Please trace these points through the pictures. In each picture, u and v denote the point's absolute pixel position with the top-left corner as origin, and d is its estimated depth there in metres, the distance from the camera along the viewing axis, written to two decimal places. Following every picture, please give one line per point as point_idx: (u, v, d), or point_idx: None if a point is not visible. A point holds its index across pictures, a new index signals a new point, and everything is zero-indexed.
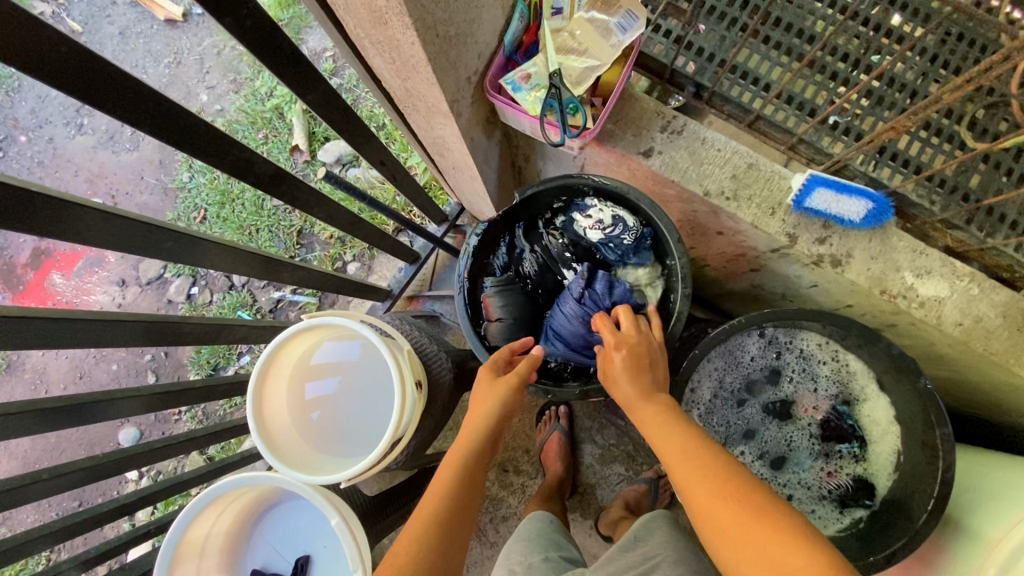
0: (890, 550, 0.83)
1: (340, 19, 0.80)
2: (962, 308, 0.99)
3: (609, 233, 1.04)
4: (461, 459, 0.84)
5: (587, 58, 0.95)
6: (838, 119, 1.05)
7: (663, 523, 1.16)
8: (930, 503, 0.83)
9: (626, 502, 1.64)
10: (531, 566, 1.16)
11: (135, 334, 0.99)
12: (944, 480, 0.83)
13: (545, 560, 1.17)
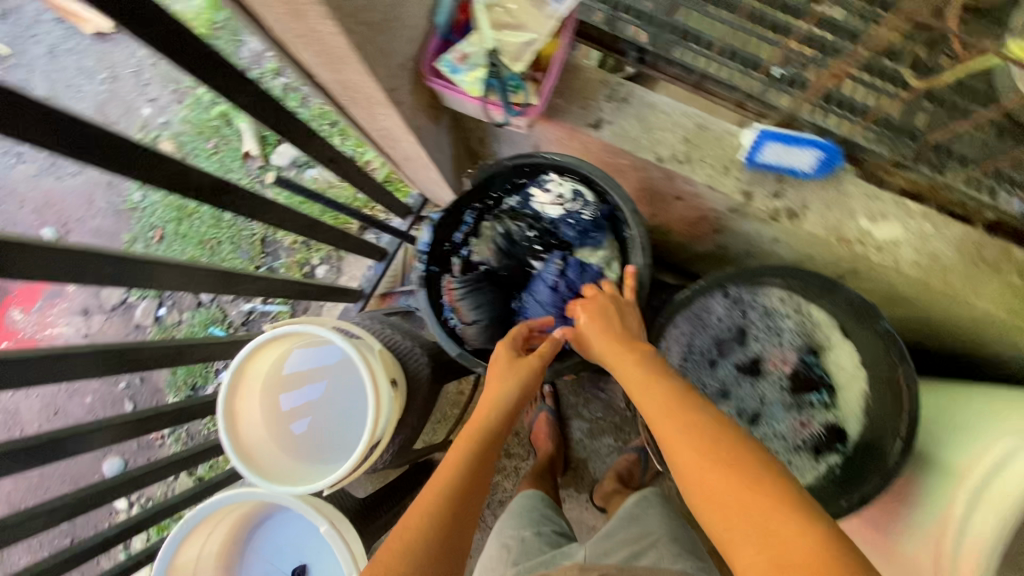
0: (864, 492, 0.86)
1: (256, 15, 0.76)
2: (918, 247, 1.00)
3: (568, 209, 1.03)
4: (477, 436, 0.81)
5: (524, 32, 0.92)
6: (783, 71, 1.01)
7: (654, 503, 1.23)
8: (898, 442, 0.86)
9: (618, 472, 1.67)
10: (524, 541, 1.19)
11: (90, 366, 0.94)
12: (910, 418, 0.85)
13: (538, 534, 1.21)
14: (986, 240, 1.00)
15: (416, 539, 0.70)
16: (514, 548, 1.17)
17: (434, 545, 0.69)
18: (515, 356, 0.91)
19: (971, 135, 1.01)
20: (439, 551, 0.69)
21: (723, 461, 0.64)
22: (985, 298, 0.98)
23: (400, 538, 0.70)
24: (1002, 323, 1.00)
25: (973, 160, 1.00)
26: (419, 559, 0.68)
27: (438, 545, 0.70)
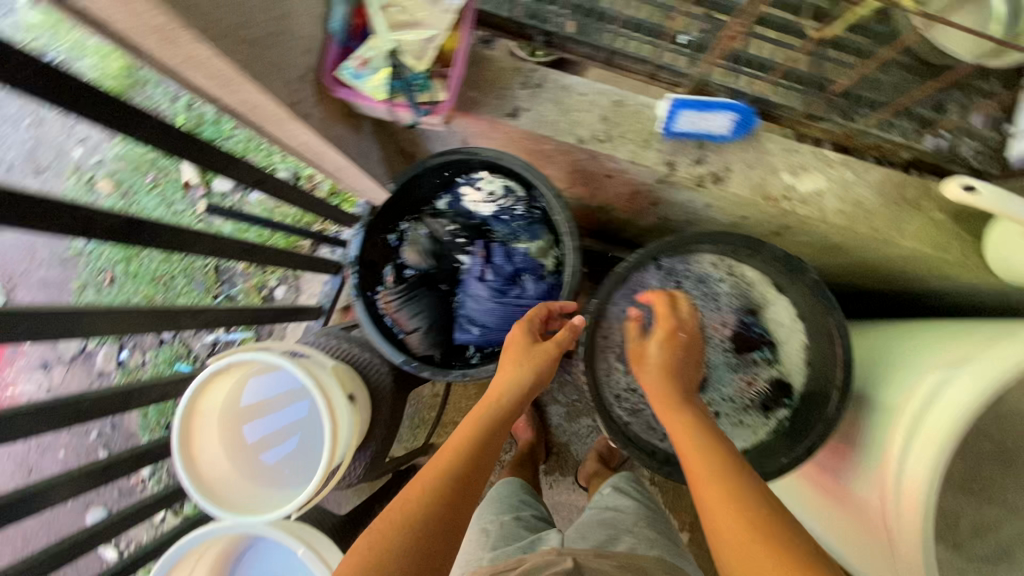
0: (809, 442, 0.88)
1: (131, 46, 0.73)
2: (842, 195, 1.01)
3: (501, 206, 0.97)
4: (484, 420, 0.81)
5: (423, 30, 0.91)
6: (690, 38, 1.04)
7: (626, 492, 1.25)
8: (837, 390, 0.88)
9: (598, 452, 1.68)
10: (503, 524, 1.18)
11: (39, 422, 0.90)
12: (846, 364, 0.87)
13: (517, 519, 1.20)
14: (905, 179, 1.02)
15: (415, 512, 0.70)
16: (492, 530, 1.16)
17: (430, 520, 0.69)
18: (532, 343, 0.90)
19: (879, 79, 1.02)
20: (436, 526, 0.69)
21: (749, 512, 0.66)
22: (910, 237, 1.01)
23: (399, 512, 0.70)
24: (929, 258, 1.03)
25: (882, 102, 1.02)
26: (416, 532, 0.68)
27: (435, 521, 0.70)
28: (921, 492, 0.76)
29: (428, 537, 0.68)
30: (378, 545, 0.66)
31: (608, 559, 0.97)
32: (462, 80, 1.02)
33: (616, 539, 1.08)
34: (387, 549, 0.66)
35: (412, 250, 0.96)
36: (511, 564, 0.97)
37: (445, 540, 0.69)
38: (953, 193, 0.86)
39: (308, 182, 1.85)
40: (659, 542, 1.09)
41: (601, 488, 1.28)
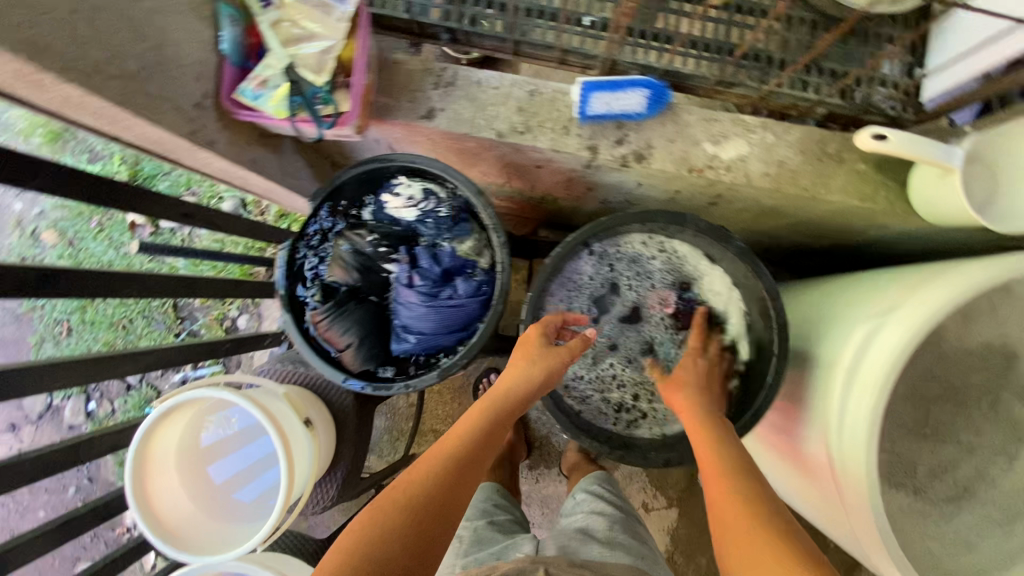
0: (756, 407, 0.91)
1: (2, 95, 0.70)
2: (765, 158, 1.01)
3: (423, 210, 0.95)
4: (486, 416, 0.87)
5: (318, 42, 0.89)
6: (594, 19, 1.01)
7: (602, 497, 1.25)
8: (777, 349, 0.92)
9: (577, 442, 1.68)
10: (477, 529, 1.17)
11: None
12: (783, 325, 0.91)
13: (491, 522, 1.20)
14: (825, 134, 1.02)
15: (414, 493, 0.76)
16: (466, 535, 1.15)
17: (427, 500, 0.75)
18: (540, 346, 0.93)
19: (788, 37, 1.01)
20: (433, 506, 0.75)
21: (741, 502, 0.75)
22: (836, 191, 1.01)
23: (401, 492, 0.76)
24: (858, 210, 1.03)
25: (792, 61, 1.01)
26: (415, 509, 0.74)
27: (433, 500, 0.76)
28: (860, 444, 0.76)
29: (426, 515, 0.74)
30: (376, 520, 0.72)
31: (583, 567, 0.97)
32: (370, 88, 1.00)
33: (591, 540, 1.08)
34: (386, 523, 0.72)
35: (336, 265, 0.94)
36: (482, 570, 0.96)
37: (442, 518, 0.75)
38: (866, 142, 0.86)
39: (254, 208, 1.81)
40: (633, 549, 1.08)
41: (576, 495, 1.28)
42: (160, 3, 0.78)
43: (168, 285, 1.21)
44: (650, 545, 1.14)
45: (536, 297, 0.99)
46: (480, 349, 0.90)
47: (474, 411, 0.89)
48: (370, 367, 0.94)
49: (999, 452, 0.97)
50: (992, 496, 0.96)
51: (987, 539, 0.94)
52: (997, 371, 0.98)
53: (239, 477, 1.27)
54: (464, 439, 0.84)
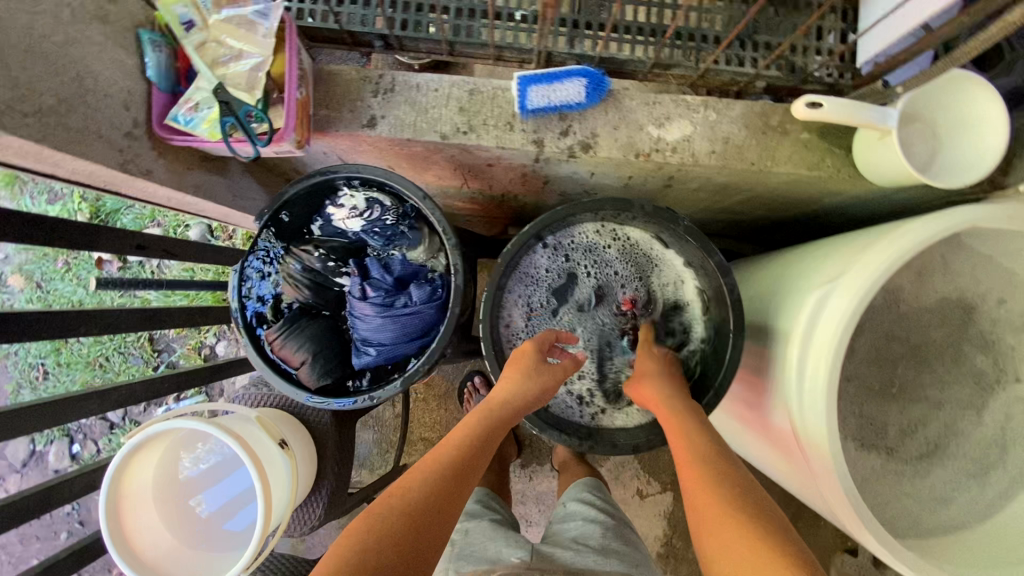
0: (717, 384, 0.93)
1: None
2: (710, 136, 1.02)
3: (369, 220, 0.95)
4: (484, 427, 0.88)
5: (246, 59, 0.88)
6: (525, 13, 1.02)
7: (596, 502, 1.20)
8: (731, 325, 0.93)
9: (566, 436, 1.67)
10: (469, 532, 1.10)
11: None
12: (736, 302, 0.92)
13: (482, 525, 1.13)
14: (768, 107, 1.02)
15: (412, 502, 0.76)
16: (456, 537, 1.08)
17: (424, 506, 0.76)
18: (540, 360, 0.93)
19: (717, 15, 1.02)
20: (428, 511, 0.76)
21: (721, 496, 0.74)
22: (783, 162, 1.01)
23: (398, 497, 0.76)
24: (808, 178, 1.04)
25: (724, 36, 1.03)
26: (413, 517, 0.74)
27: (428, 506, 0.76)
28: (820, 413, 0.77)
29: (422, 520, 0.74)
30: (374, 530, 0.71)
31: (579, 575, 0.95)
32: (308, 102, 0.99)
33: (584, 544, 1.04)
34: (384, 532, 0.71)
35: (287, 284, 0.95)
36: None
37: (437, 523, 0.75)
38: (800, 110, 0.88)
39: (222, 234, 1.76)
40: (626, 557, 1.03)
41: (566, 503, 1.21)
42: (76, 36, 0.76)
43: (129, 319, 1.19)
44: (642, 552, 1.09)
45: (496, 293, 0.98)
46: (441, 351, 0.89)
47: (469, 420, 0.90)
48: (329, 382, 0.93)
49: (967, 405, 0.98)
50: (963, 449, 0.97)
51: (962, 492, 0.95)
52: (956, 325, 0.99)
53: (222, 510, 1.21)
54: (459, 449, 0.86)
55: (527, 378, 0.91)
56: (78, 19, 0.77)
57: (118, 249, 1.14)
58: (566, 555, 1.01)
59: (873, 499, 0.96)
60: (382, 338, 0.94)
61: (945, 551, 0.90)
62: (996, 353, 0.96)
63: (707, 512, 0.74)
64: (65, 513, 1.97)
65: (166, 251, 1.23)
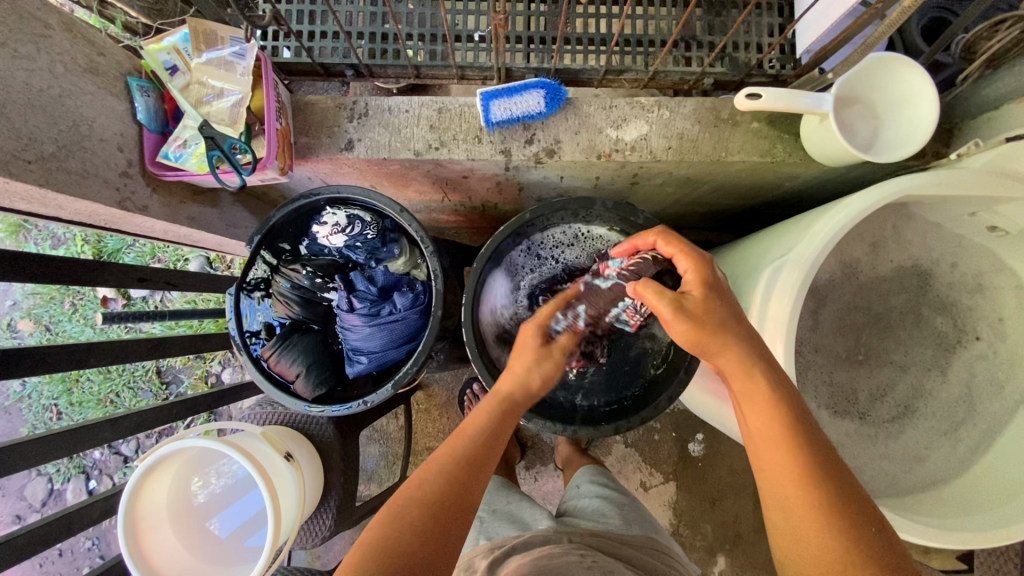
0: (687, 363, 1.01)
1: None
2: (666, 133, 1.08)
3: (350, 235, 1.00)
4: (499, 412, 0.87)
5: (228, 96, 0.96)
6: (481, 34, 1.11)
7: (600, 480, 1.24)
8: None
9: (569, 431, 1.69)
10: (498, 510, 1.11)
11: None
12: None
13: (509, 500, 1.15)
14: (718, 102, 1.08)
15: (433, 489, 0.77)
16: (484, 513, 1.10)
17: (445, 500, 0.77)
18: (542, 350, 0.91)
19: (658, 22, 1.12)
20: (450, 507, 0.76)
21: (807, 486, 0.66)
22: (737, 151, 1.08)
23: (420, 493, 0.77)
24: (762, 165, 1.10)
25: (666, 40, 1.11)
26: (434, 505, 0.76)
27: (451, 496, 0.77)
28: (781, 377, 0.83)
29: (445, 519, 0.75)
30: (399, 518, 0.74)
31: (605, 538, 1.00)
32: (289, 131, 1.07)
33: (604, 516, 1.08)
34: (407, 521, 0.73)
35: (278, 302, 1.01)
36: (501, 544, 0.98)
37: (460, 515, 0.77)
38: (742, 103, 0.94)
39: (220, 263, 1.83)
40: (640, 521, 1.09)
41: (576, 482, 1.26)
42: (70, 88, 0.83)
43: (135, 349, 1.25)
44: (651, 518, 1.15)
45: (477, 288, 1.04)
46: (428, 352, 0.95)
47: (482, 407, 0.88)
48: (324, 391, 0.99)
49: (932, 366, 1.02)
50: (933, 409, 1.01)
51: (935, 449, 0.99)
52: (914, 291, 1.04)
53: (234, 527, 1.26)
54: (476, 437, 0.84)
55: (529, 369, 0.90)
56: (71, 73, 0.83)
57: (119, 283, 1.20)
58: (589, 524, 1.06)
59: (851, 463, 1.01)
60: (372, 345, 1.00)
61: (919, 504, 0.95)
62: (954, 314, 1.01)
63: (789, 500, 0.67)
64: (86, 549, 2.01)
65: (167, 282, 1.30)
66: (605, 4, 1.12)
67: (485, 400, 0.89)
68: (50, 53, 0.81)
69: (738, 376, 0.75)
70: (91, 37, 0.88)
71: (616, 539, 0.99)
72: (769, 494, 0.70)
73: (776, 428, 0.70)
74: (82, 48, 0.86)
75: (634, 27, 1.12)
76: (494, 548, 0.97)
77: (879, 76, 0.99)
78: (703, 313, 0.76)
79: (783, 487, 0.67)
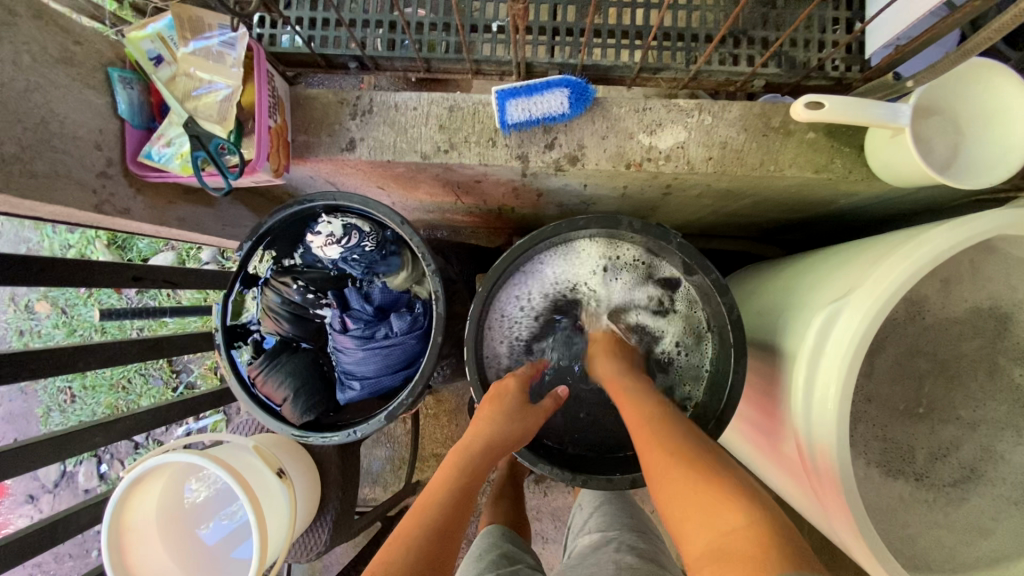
0: (721, 413, 0.91)
1: None
2: (706, 142, 0.95)
3: (346, 247, 0.90)
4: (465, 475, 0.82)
5: (216, 91, 0.86)
6: (501, 23, 0.99)
7: (612, 524, 1.04)
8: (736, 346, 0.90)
9: None
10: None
11: None
12: (736, 320, 0.88)
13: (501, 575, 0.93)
14: (768, 107, 0.94)
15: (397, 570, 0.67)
16: None
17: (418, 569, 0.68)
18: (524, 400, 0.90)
19: (703, 12, 0.97)
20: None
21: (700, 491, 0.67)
22: (788, 165, 0.94)
23: None
24: (817, 182, 0.96)
25: (710, 35, 0.97)
26: None
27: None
28: (830, 444, 0.71)
29: None
30: None
31: None
32: (285, 129, 0.97)
33: (600, 569, 0.88)
34: None
35: (267, 317, 0.92)
36: None
37: None
38: (800, 114, 0.80)
39: (229, 255, 1.77)
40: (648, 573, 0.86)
41: (588, 535, 1.03)
42: (37, 80, 0.75)
43: (129, 352, 1.19)
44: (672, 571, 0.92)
45: (486, 305, 0.95)
46: (424, 385, 0.86)
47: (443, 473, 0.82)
48: (312, 418, 0.90)
49: (1005, 425, 0.88)
50: (1003, 474, 0.88)
51: (1004, 522, 0.86)
52: (990, 336, 0.89)
53: (221, 538, 1.20)
54: (437, 510, 0.77)
55: (508, 420, 0.87)
56: (41, 64, 0.76)
57: (111, 283, 1.13)
58: None
59: (903, 530, 0.88)
60: (368, 371, 0.91)
61: None
62: None
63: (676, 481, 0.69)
64: (96, 532, 2.02)
65: (165, 281, 1.24)
66: None
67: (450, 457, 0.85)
68: (14, 42, 0.72)
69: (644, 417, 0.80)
70: (65, 24, 0.80)
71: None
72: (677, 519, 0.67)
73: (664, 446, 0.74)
74: (55, 36, 0.78)
75: (676, 18, 0.98)
76: None
77: (967, 83, 0.84)
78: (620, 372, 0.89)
79: (684, 493, 0.67)
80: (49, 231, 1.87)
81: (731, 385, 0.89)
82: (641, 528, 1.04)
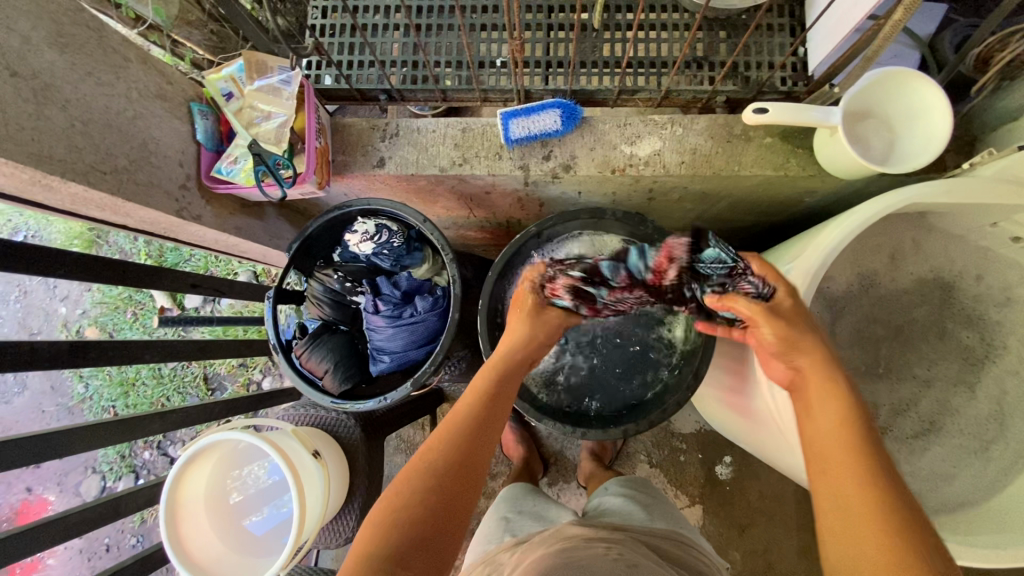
0: (696, 368, 1.05)
1: (36, 202, 0.87)
2: (678, 149, 1.12)
3: (377, 242, 1.06)
4: (500, 380, 0.91)
5: (274, 117, 1.07)
6: (501, 59, 1.20)
7: (630, 483, 1.23)
8: None
9: (592, 452, 1.69)
10: (523, 511, 1.14)
11: (16, 557, 1.00)
12: None
13: (535, 505, 1.15)
14: (730, 118, 1.12)
15: (435, 458, 0.79)
16: (510, 516, 1.12)
17: (447, 470, 0.78)
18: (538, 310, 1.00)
19: (669, 44, 1.18)
20: (429, 519, 0.74)
21: (868, 488, 0.66)
22: (749, 166, 1.11)
23: (423, 461, 0.79)
24: (777, 179, 1.12)
25: (676, 62, 1.17)
26: (436, 475, 0.78)
27: (452, 466, 0.79)
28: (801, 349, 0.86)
29: (448, 489, 0.77)
30: (404, 492, 0.76)
31: (619, 530, 0.98)
32: (327, 150, 1.17)
33: (626, 514, 1.08)
34: (412, 492, 0.76)
35: (312, 304, 1.12)
36: (524, 540, 0.99)
37: (460, 485, 0.78)
38: (750, 118, 0.97)
39: (266, 277, 1.95)
40: (659, 516, 1.08)
41: (608, 486, 1.24)
42: (141, 111, 0.96)
43: (186, 349, 1.36)
44: (677, 516, 1.12)
45: (495, 289, 1.12)
46: (444, 353, 1.00)
47: (482, 373, 0.93)
48: (349, 387, 1.07)
49: (958, 382, 1.00)
50: (959, 426, 0.99)
51: (964, 469, 0.96)
52: (937, 304, 1.02)
53: (270, 508, 1.30)
54: (472, 406, 0.87)
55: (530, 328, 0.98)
56: (144, 99, 0.97)
57: (174, 288, 1.30)
58: (614, 520, 1.05)
59: None
60: (395, 347, 1.09)
61: (947, 526, 0.92)
62: (981, 328, 0.99)
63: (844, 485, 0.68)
64: (131, 545, 2.07)
65: (216, 288, 1.41)
66: (617, 28, 1.18)
67: (463, 397, 0.88)
68: (127, 82, 0.94)
69: (815, 370, 0.78)
70: (162, 69, 1.02)
71: (630, 532, 0.98)
72: (824, 491, 0.69)
73: (848, 434, 0.71)
74: (154, 78, 1.00)
75: (646, 49, 1.18)
76: (518, 543, 0.99)
77: (895, 91, 1.00)
78: (797, 317, 0.84)
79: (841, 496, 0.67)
80: (106, 259, 2.06)
81: (705, 344, 1.05)
82: (651, 486, 1.22)
